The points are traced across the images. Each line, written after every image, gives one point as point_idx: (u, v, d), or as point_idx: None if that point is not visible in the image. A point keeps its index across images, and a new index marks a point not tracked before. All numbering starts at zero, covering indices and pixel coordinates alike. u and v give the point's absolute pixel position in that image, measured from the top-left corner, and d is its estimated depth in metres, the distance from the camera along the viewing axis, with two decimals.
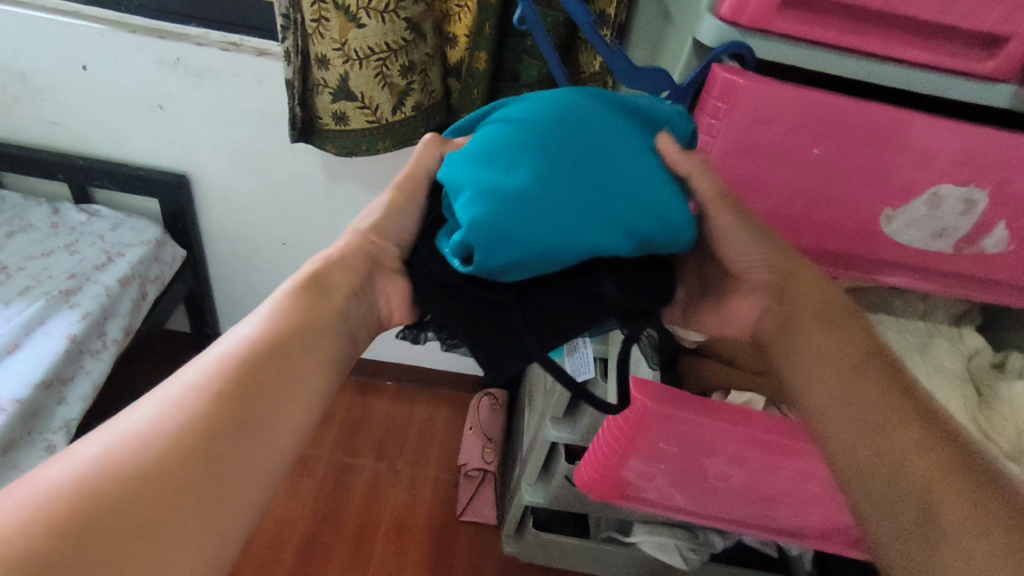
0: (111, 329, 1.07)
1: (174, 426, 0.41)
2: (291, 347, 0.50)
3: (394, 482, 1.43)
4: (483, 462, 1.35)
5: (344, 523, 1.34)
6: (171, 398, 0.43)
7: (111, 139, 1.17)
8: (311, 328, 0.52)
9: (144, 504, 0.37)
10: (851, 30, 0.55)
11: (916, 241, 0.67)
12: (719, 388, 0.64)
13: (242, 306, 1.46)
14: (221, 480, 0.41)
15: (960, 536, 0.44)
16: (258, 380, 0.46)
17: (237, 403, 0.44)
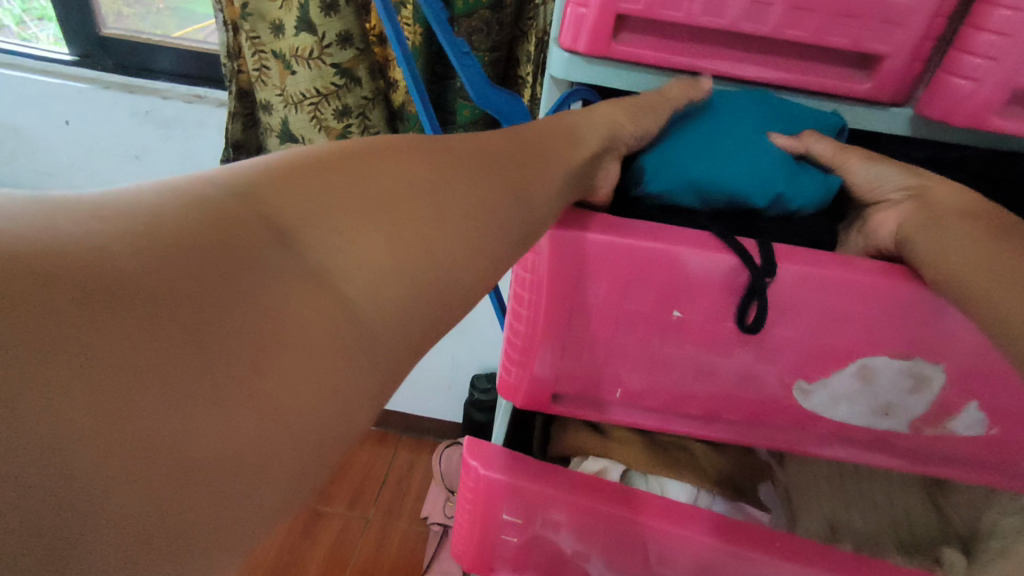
0: None
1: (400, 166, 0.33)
2: (404, 174, 0.33)
3: (364, 533, 1.38)
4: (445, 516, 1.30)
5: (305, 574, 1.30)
6: (206, 183, 0.27)
7: (95, 187, 1.24)
8: (440, 163, 0.35)
9: (347, 212, 0.29)
10: (704, 54, 0.50)
11: (854, 417, 0.47)
12: (578, 454, 0.56)
13: None
14: (416, 214, 0.31)
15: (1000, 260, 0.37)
16: (349, 201, 0.29)
17: (307, 228, 0.27)
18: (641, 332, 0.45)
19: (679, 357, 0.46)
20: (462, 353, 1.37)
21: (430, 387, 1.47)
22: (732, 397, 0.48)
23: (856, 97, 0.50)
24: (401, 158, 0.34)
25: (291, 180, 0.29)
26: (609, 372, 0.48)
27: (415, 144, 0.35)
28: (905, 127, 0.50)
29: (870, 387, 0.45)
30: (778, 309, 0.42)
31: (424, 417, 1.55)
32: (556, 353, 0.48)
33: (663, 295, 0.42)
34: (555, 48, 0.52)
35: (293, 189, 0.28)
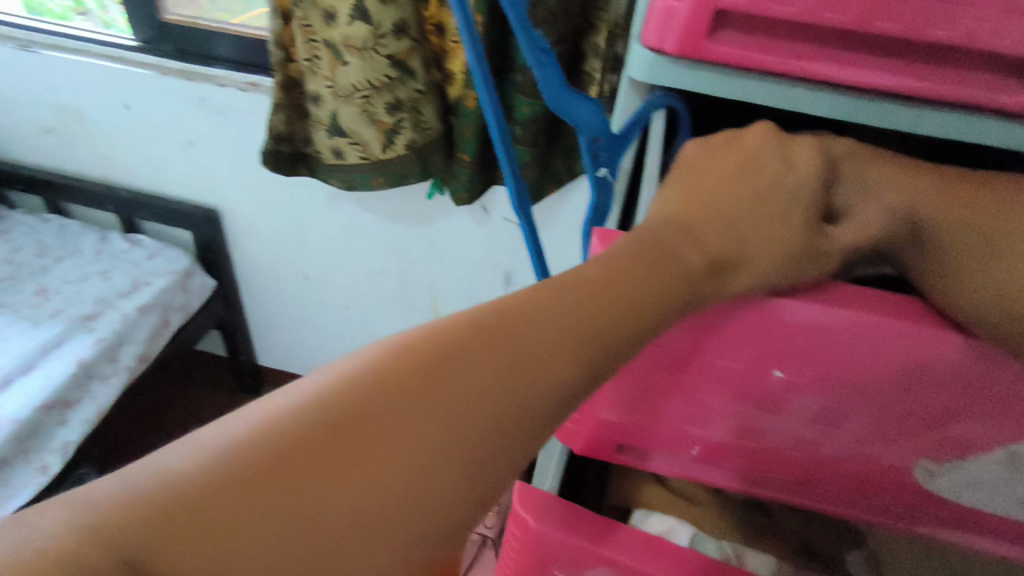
0: (125, 355, 1.12)
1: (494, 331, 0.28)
2: (427, 419, 0.25)
3: None
4: (484, 524, 1.26)
5: None
6: (166, 480, 0.22)
7: (153, 172, 1.24)
8: (485, 375, 0.27)
9: (419, 429, 0.25)
10: (815, 57, 0.42)
11: (984, 503, 0.41)
12: (640, 507, 0.50)
13: (274, 336, 1.49)
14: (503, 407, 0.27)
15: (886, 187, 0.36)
16: (341, 500, 0.23)
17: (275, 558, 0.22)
18: (728, 388, 0.38)
19: (768, 418, 0.39)
20: None
21: None
22: (831, 463, 0.41)
23: (1005, 112, 0.41)
24: (440, 373, 0.26)
25: (271, 475, 0.22)
26: (693, 429, 0.42)
27: (454, 348, 0.27)
28: None
29: (1016, 474, 0.38)
30: (903, 374, 0.34)
31: None
32: (624, 404, 0.41)
33: (759, 349, 0.36)
34: (636, 46, 0.45)
35: (272, 494, 0.22)
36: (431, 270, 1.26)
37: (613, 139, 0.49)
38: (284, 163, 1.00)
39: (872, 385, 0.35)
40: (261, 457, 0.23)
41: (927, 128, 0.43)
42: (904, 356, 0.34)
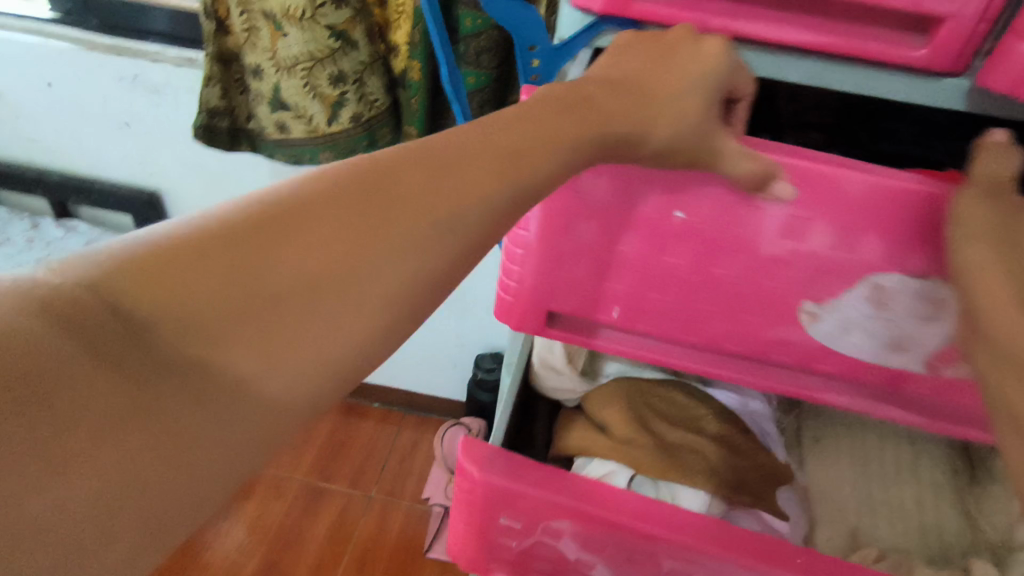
0: None
1: (353, 183, 0.32)
2: (295, 254, 0.29)
3: (365, 511, 1.37)
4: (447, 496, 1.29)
5: (306, 551, 1.30)
6: (117, 248, 0.26)
7: (85, 154, 1.19)
8: (349, 222, 0.30)
9: (281, 259, 0.28)
10: (734, 13, 0.44)
11: (865, 353, 0.48)
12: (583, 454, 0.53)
13: None
14: (371, 242, 0.31)
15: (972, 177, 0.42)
16: (264, 276, 0.28)
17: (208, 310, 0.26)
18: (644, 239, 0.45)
19: (678, 270, 0.47)
20: (466, 331, 1.32)
21: (433, 366, 1.44)
22: (735, 320, 0.48)
23: (909, 66, 0.44)
24: (305, 216, 0.30)
25: (205, 248, 0.27)
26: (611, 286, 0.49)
27: (365, 175, 0.32)
28: (960, 100, 0.45)
29: (883, 311, 0.44)
30: (785, 215, 0.42)
31: (429, 395, 1.52)
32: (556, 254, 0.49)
33: (669, 197, 0.43)
34: (564, 6, 0.47)
35: (208, 262, 0.27)
36: None
37: (554, 50, 0.49)
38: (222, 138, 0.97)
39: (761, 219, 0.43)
40: (121, 281, 0.25)
41: (838, 81, 0.45)
42: (784, 200, 0.41)
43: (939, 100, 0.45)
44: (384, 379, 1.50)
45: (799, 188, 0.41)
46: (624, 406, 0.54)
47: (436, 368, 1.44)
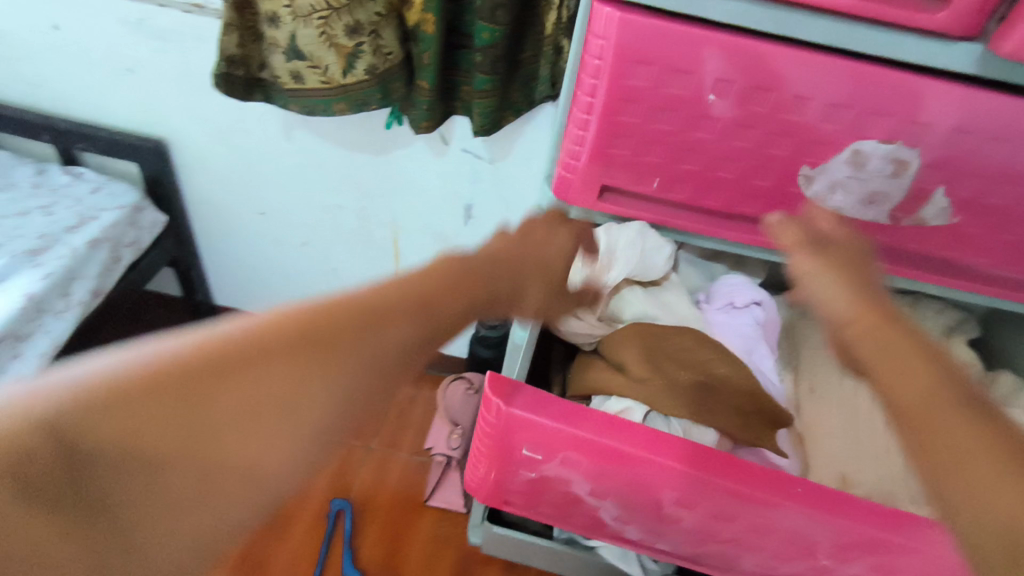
0: (77, 290, 1.10)
1: (242, 346, 0.43)
2: (173, 422, 0.39)
3: (365, 461, 1.42)
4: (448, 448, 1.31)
5: (308, 497, 1.34)
6: (83, 376, 0.37)
7: (89, 100, 1.18)
8: (236, 396, 0.42)
9: (159, 414, 0.39)
10: None
11: (844, 208, 0.58)
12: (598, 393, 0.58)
13: (228, 275, 1.48)
14: (263, 412, 0.43)
15: (891, 377, 0.47)
16: (263, 385, 0.43)
17: (224, 411, 0.42)
18: (680, 117, 0.54)
19: (704, 141, 0.56)
20: None
21: None
22: (746, 185, 0.58)
23: (923, 30, 0.46)
24: (192, 385, 0.40)
25: (233, 351, 0.42)
26: (647, 162, 0.58)
27: (284, 334, 0.45)
28: (970, 63, 0.47)
29: (860, 170, 0.55)
30: (791, 96, 0.51)
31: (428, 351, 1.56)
32: (605, 135, 0.56)
33: (702, 79, 0.51)
34: None
35: (162, 400, 0.39)
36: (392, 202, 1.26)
37: None
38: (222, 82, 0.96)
39: (774, 97, 0.52)
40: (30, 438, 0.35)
41: (854, 42, 0.48)
42: (781, 83, 0.51)
43: (953, 61, 0.47)
44: None
45: (807, 69, 0.50)
46: (638, 347, 0.57)
47: None
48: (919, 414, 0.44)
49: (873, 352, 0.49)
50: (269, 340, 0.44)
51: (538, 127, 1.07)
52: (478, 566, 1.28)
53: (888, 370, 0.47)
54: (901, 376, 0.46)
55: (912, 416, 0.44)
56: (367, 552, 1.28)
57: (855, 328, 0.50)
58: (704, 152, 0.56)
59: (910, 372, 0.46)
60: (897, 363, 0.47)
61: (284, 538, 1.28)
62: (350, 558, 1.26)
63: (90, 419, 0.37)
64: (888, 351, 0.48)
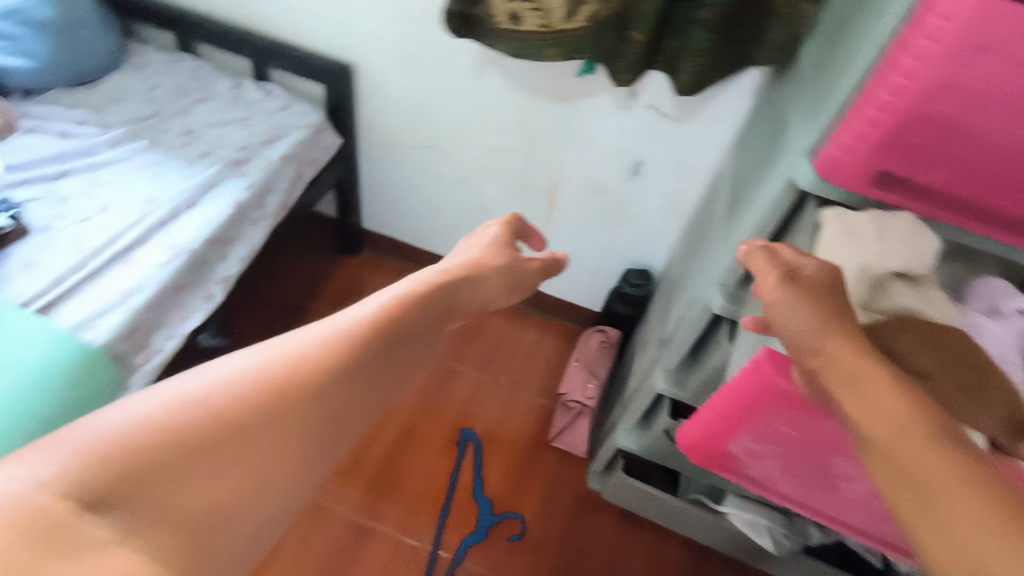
0: (271, 201, 1.18)
1: (247, 392, 0.46)
2: (187, 466, 0.42)
3: (493, 395, 1.49)
4: (583, 396, 1.36)
5: (440, 420, 1.42)
6: (93, 437, 0.40)
7: (290, 19, 1.22)
8: (244, 433, 0.45)
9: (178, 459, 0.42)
10: None
11: None
12: None
13: (383, 201, 1.55)
14: (267, 441, 0.46)
15: (854, 404, 0.46)
16: (264, 420, 0.46)
17: (230, 448, 0.44)
18: (998, 112, 0.50)
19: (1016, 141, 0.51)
20: (614, 244, 1.40)
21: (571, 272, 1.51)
22: None
23: None
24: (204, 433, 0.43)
25: (240, 395, 0.46)
26: (939, 150, 0.55)
27: (278, 374, 0.48)
28: None
29: None
30: None
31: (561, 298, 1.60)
32: (902, 117, 0.54)
33: None
34: None
35: (159, 465, 0.41)
36: (557, 150, 1.25)
37: None
38: (456, 24, 0.98)
39: None
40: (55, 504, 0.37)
41: None
42: None
43: None
44: None
45: None
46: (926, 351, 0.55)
47: (574, 272, 1.51)
48: (897, 441, 0.43)
49: (840, 374, 0.48)
50: (273, 378, 0.48)
51: (733, 94, 1.03)
52: (595, 510, 1.34)
53: (865, 398, 0.46)
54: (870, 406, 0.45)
55: (911, 505, 0.41)
56: (493, 479, 1.36)
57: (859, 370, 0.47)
58: (1012, 152, 0.52)
59: (889, 390, 0.45)
60: (868, 388, 0.46)
61: (419, 455, 1.36)
62: (477, 484, 1.34)
63: (116, 476, 0.39)
64: (854, 367, 0.47)
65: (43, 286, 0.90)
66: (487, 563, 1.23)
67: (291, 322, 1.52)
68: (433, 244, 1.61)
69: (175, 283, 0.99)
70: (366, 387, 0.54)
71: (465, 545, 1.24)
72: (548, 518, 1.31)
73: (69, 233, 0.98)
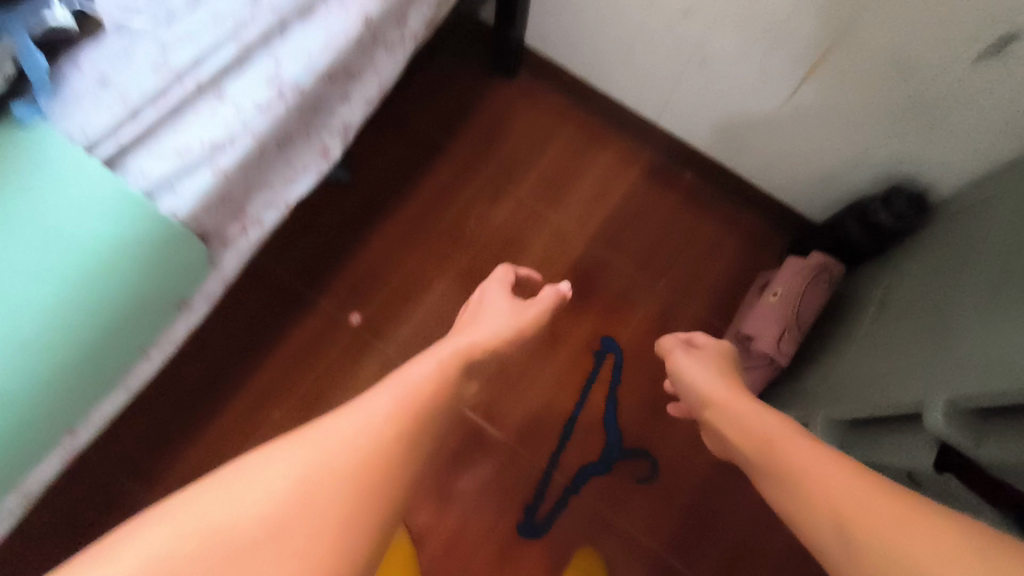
0: (413, 18, 0.83)
1: (252, 519, 0.47)
2: (312, 483, 0.50)
3: (650, 301, 1.20)
4: (773, 350, 1.00)
5: (582, 320, 1.18)
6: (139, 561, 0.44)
7: None
8: (331, 490, 0.50)
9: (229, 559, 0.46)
10: None
11: None
12: None
13: (564, 15, 1.11)
14: (348, 505, 0.50)
15: (800, 486, 0.58)
16: (339, 457, 0.52)
17: (322, 497, 0.50)
18: None
19: None
20: (888, 145, 0.93)
21: (802, 166, 1.08)
22: None
23: None
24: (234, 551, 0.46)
25: (298, 493, 0.49)
26: None
27: (302, 478, 0.50)
28: None
29: None
30: None
31: (772, 191, 1.18)
32: None
33: None
34: None
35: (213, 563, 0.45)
36: None
37: None
38: None
39: None
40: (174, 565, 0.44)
41: None
42: None
43: None
44: (724, 154, 1.18)
45: None
46: None
47: (802, 167, 1.08)
48: (845, 508, 0.52)
49: (781, 481, 0.61)
50: (284, 493, 0.49)
51: None
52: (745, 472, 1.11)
53: (798, 480, 0.59)
54: (796, 482, 0.59)
55: (854, 525, 0.51)
56: (629, 406, 1.14)
57: (802, 464, 0.60)
58: None
59: (811, 463, 0.59)
60: (797, 481, 0.59)
61: (550, 358, 1.15)
62: (611, 408, 1.13)
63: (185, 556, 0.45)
64: (782, 465, 0.63)
65: (115, 118, 0.67)
66: (605, 501, 1.08)
67: (425, 159, 1.24)
68: (616, 85, 1.20)
69: (275, 135, 0.73)
70: (380, 487, 0.53)
71: (582, 476, 1.08)
72: (686, 466, 1.11)
73: (149, 39, 0.69)
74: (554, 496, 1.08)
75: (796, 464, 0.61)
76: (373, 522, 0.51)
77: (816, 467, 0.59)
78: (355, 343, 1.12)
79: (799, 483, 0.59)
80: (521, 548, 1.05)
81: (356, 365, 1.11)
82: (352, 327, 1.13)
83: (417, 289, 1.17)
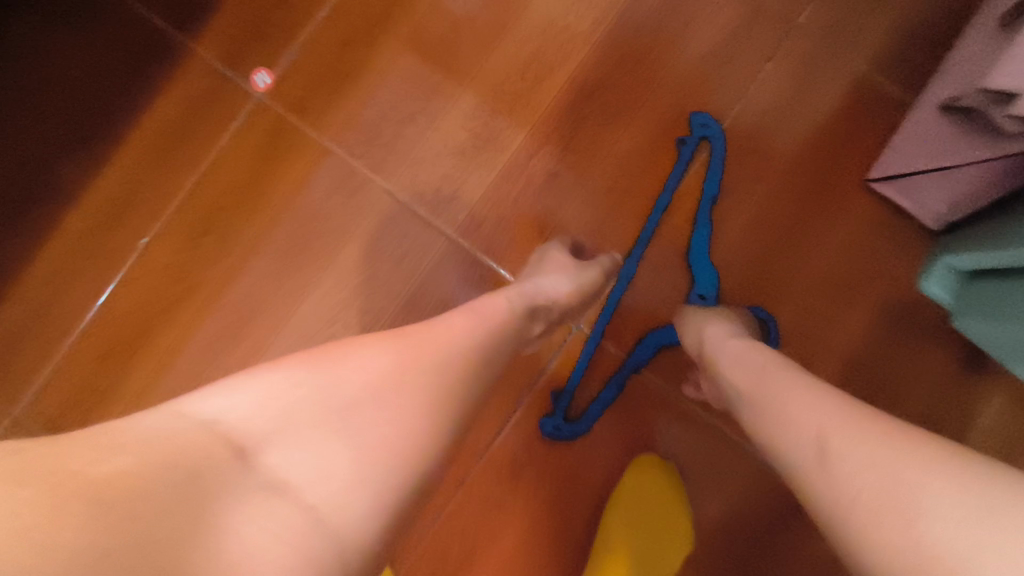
0: None
1: (335, 401, 0.37)
2: (409, 374, 0.40)
3: (777, 51, 0.68)
4: None
5: (657, 84, 0.68)
6: (175, 435, 0.33)
7: None
8: (428, 382, 0.41)
9: (312, 430, 0.36)
10: None
11: None
12: None
13: None
14: (445, 394, 0.41)
15: (784, 415, 0.41)
16: (442, 349, 0.43)
17: (423, 380, 0.40)
18: None
19: None
20: None
21: None
22: None
23: None
24: (317, 422, 0.36)
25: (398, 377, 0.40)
26: None
27: (413, 361, 0.41)
28: None
29: None
30: None
31: None
32: None
33: None
34: None
35: (282, 445, 0.35)
36: None
37: None
38: None
39: None
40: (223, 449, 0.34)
41: None
42: None
43: None
44: None
45: None
46: None
47: None
48: (835, 439, 0.37)
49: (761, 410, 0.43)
50: (380, 373, 0.39)
51: None
52: (917, 340, 0.68)
53: (775, 403, 0.42)
54: (779, 413, 0.41)
55: (840, 456, 0.36)
56: (731, 232, 0.68)
57: (794, 387, 0.42)
58: None
59: (812, 391, 0.41)
60: (777, 410, 0.42)
61: (599, 152, 0.67)
62: (703, 234, 0.66)
63: (231, 445, 0.34)
64: (762, 389, 0.44)
65: None
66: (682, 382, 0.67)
67: None
68: None
69: None
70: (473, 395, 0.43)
71: (635, 343, 0.66)
72: (820, 328, 0.67)
73: None
74: (596, 372, 0.67)
75: (773, 390, 0.43)
76: (466, 418, 0.42)
77: (803, 390, 0.41)
78: (270, 124, 0.67)
79: (780, 414, 0.41)
80: (548, 449, 0.66)
81: (274, 160, 0.66)
82: (261, 98, 0.67)
83: (369, 31, 0.67)
